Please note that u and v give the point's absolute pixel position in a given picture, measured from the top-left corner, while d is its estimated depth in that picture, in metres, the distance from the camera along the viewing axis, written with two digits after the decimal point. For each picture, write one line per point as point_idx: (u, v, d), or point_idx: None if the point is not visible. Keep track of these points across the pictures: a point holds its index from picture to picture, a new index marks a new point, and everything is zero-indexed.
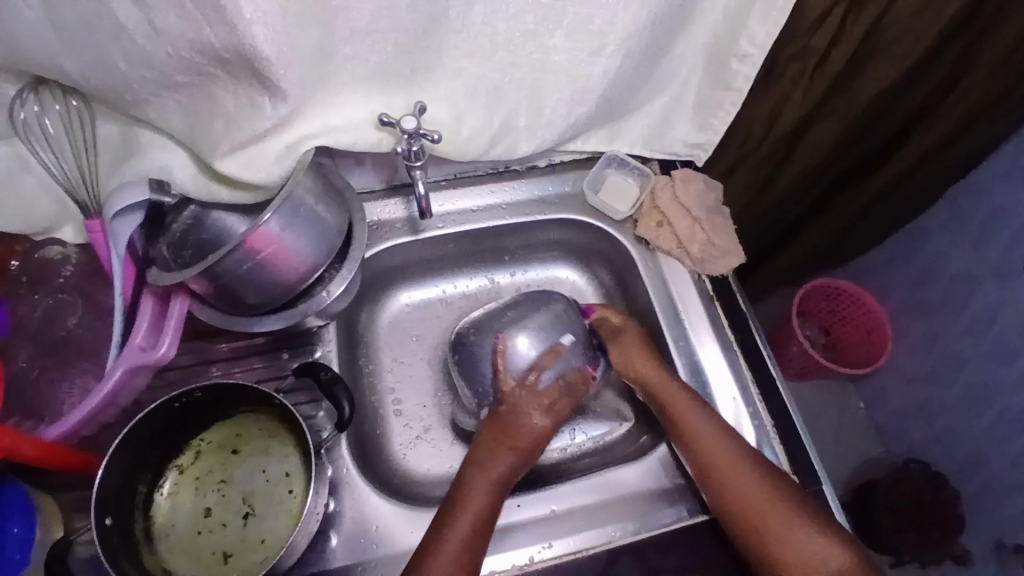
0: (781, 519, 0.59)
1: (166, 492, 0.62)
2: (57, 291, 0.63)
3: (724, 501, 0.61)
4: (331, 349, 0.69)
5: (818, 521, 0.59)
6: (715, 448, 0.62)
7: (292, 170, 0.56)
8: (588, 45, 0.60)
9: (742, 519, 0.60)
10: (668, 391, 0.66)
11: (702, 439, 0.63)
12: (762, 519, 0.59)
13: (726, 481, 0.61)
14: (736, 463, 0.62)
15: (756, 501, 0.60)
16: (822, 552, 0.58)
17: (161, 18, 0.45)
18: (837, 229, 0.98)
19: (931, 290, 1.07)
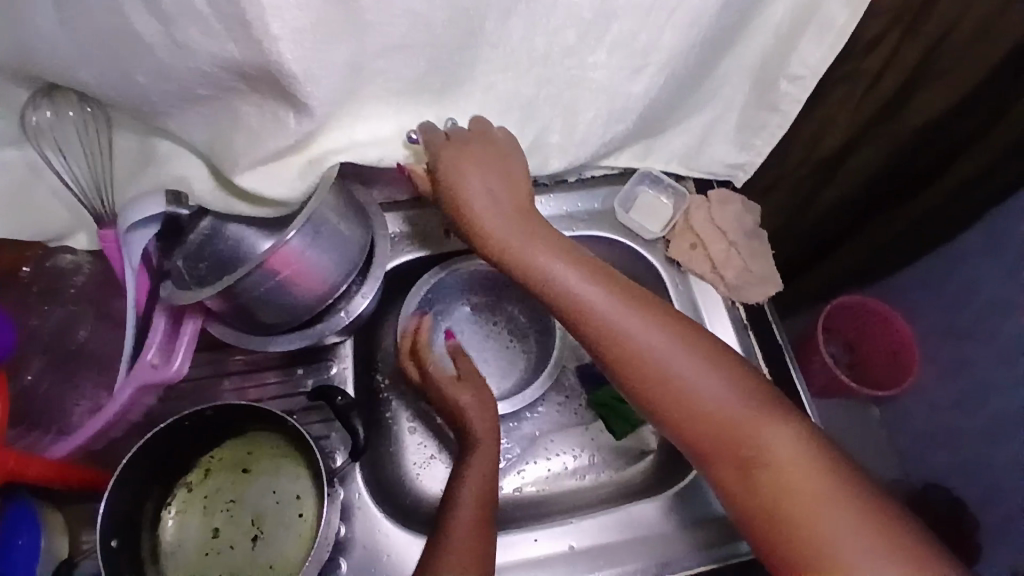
0: (704, 394, 0.54)
1: (174, 511, 0.60)
2: (67, 304, 0.62)
3: (643, 389, 0.55)
4: (347, 367, 0.67)
5: (727, 377, 0.54)
6: (622, 323, 0.54)
7: (315, 187, 0.53)
8: (632, 63, 0.56)
9: (667, 406, 0.54)
10: (565, 269, 0.55)
11: (602, 313, 0.54)
12: (686, 401, 0.54)
13: (640, 368, 0.54)
14: (652, 338, 0.54)
15: (679, 383, 0.54)
16: (738, 415, 0.53)
17: (182, 32, 0.42)
18: (864, 257, 0.93)
19: (962, 315, 1.01)
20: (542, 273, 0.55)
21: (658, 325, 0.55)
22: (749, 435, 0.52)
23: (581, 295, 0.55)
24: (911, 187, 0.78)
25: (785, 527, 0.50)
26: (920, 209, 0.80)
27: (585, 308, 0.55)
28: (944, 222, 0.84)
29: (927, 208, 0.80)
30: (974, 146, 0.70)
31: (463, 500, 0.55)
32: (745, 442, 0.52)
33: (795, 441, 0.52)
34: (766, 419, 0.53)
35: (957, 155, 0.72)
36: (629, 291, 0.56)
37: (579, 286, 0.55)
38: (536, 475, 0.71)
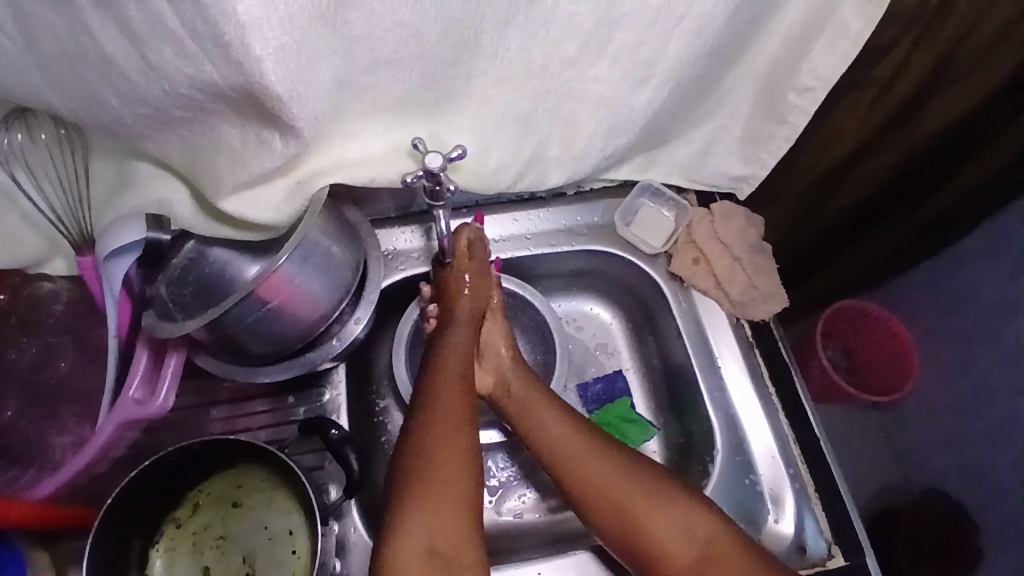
0: (679, 533, 0.55)
1: (162, 549, 0.58)
2: (46, 334, 0.59)
3: (620, 530, 0.56)
4: (340, 394, 0.64)
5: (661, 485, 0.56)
6: (595, 473, 0.57)
7: (304, 209, 0.50)
8: (634, 75, 0.54)
9: (643, 545, 0.55)
10: (551, 425, 0.59)
11: (584, 462, 0.57)
12: (662, 538, 0.55)
13: (616, 507, 0.56)
14: (622, 482, 0.56)
15: (653, 521, 0.55)
16: (684, 523, 0.55)
17: (153, 52, 0.39)
18: (860, 265, 0.92)
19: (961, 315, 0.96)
20: (541, 434, 0.59)
21: (630, 471, 0.57)
22: (686, 538, 0.55)
23: (566, 449, 0.58)
24: (920, 196, 0.77)
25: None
26: (934, 210, 0.79)
27: (569, 456, 0.58)
28: (936, 227, 0.84)
29: (939, 209, 0.79)
30: (982, 152, 0.70)
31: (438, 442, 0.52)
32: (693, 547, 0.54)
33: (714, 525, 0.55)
34: (704, 515, 0.55)
35: (966, 162, 0.72)
36: (601, 447, 0.58)
37: (561, 436, 0.59)
38: (538, 500, 0.69)
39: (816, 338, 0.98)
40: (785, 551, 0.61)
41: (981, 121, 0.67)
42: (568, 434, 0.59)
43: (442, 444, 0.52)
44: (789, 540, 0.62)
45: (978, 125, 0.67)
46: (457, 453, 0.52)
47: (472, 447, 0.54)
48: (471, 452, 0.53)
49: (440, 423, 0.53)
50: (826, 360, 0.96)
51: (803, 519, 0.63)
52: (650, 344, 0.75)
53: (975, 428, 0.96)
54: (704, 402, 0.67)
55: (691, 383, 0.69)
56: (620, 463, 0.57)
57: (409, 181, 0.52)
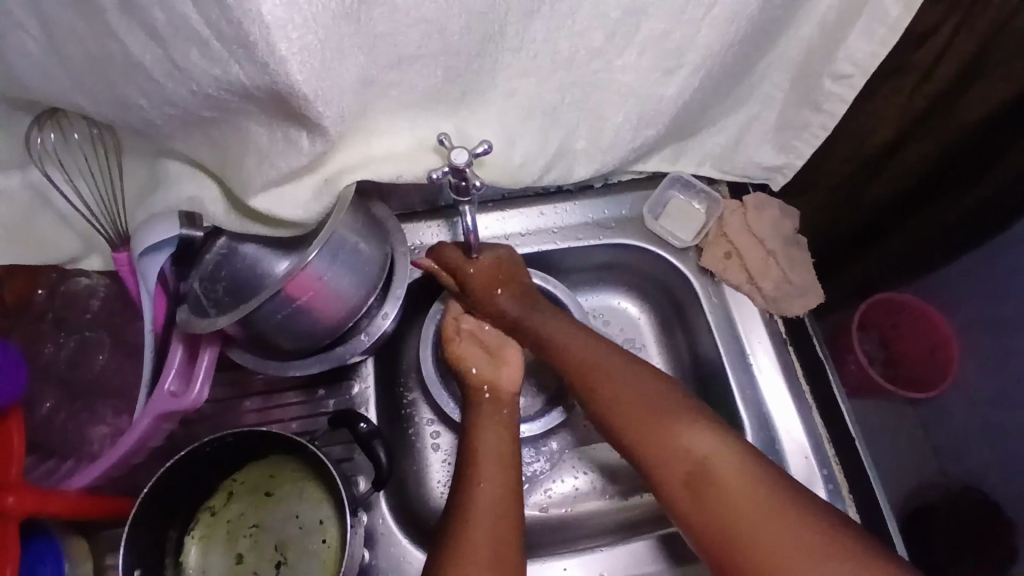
0: (688, 448, 0.53)
1: (197, 536, 0.59)
2: (85, 330, 0.62)
3: (642, 445, 0.55)
4: (369, 386, 0.65)
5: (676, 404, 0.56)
6: (626, 395, 0.57)
7: (331, 207, 0.50)
8: (663, 64, 0.53)
9: (664, 458, 0.54)
10: (590, 373, 0.59)
11: (620, 386, 0.57)
12: (678, 450, 0.53)
13: (644, 419, 0.55)
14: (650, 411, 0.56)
15: (670, 433, 0.54)
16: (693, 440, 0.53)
17: (181, 55, 0.40)
18: (897, 259, 0.89)
19: (1003, 308, 0.91)
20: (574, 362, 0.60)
21: (656, 390, 0.56)
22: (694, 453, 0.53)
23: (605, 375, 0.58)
24: (949, 189, 0.73)
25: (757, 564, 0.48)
26: (964, 206, 0.75)
27: (605, 380, 0.58)
28: (981, 218, 0.78)
29: (969, 205, 0.75)
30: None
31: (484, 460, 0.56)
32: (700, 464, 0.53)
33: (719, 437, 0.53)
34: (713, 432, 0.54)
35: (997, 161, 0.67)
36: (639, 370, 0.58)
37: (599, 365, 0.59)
38: (564, 495, 0.69)
39: (851, 330, 0.95)
40: None
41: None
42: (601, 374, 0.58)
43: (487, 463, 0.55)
44: None
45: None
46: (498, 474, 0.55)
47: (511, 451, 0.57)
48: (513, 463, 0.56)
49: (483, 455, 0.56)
50: (863, 355, 0.93)
51: None
52: (679, 339, 0.74)
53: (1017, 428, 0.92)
54: (734, 399, 0.66)
55: (721, 380, 0.67)
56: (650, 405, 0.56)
57: (434, 177, 0.52)
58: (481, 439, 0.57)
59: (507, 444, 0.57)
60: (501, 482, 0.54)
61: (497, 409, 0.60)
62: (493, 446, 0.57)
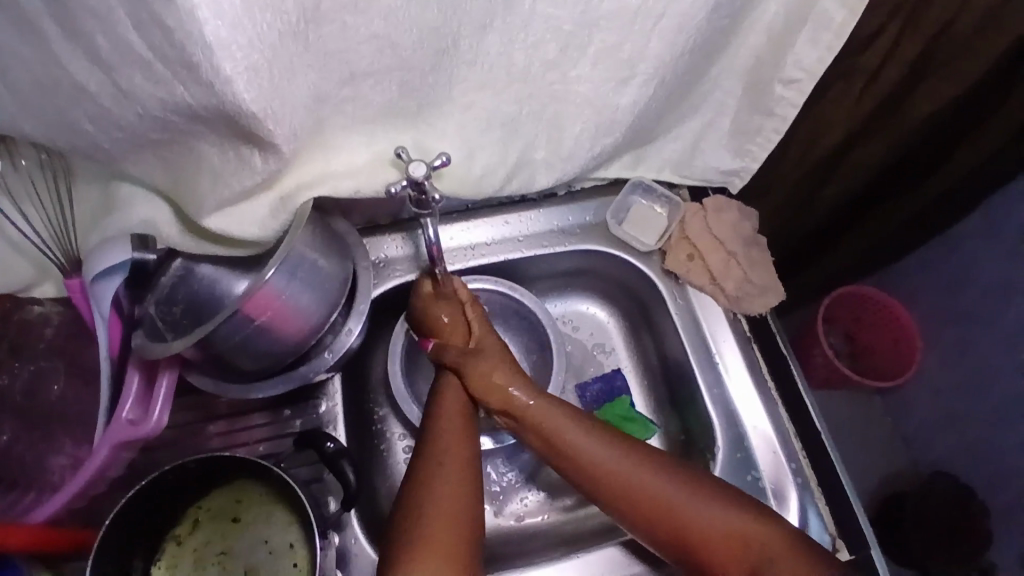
0: (729, 538, 0.54)
1: (163, 566, 0.58)
2: (38, 358, 0.60)
3: (667, 535, 0.55)
4: (336, 404, 0.64)
5: (698, 488, 0.55)
6: (612, 468, 0.56)
7: (287, 225, 0.50)
8: (618, 74, 0.53)
9: (688, 537, 0.55)
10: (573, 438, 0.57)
11: (591, 448, 0.57)
12: (707, 534, 0.54)
13: (667, 513, 0.55)
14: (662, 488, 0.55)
15: (701, 522, 0.54)
16: (722, 524, 0.54)
17: (123, 77, 0.39)
18: (857, 255, 0.92)
19: (958, 299, 0.94)
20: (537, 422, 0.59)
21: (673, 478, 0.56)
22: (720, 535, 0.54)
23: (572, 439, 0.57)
24: (910, 184, 0.76)
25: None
26: (927, 196, 0.78)
27: (580, 449, 0.57)
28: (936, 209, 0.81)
29: (932, 194, 0.78)
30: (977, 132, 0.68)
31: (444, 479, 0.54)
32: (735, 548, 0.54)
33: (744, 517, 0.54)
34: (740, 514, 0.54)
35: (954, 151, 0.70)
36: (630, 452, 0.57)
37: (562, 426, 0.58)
38: (540, 503, 0.69)
39: (816, 325, 0.97)
40: None
41: (974, 99, 0.64)
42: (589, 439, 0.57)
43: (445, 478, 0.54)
44: None
45: (969, 107, 0.65)
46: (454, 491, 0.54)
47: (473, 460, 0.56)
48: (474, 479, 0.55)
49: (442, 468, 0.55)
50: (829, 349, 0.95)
51: (806, 514, 0.62)
52: (647, 341, 0.74)
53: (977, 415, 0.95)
54: (702, 399, 0.66)
55: (690, 381, 0.68)
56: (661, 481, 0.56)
57: (392, 192, 0.51)
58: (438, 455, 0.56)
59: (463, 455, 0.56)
60: (459, 498, 0.53)
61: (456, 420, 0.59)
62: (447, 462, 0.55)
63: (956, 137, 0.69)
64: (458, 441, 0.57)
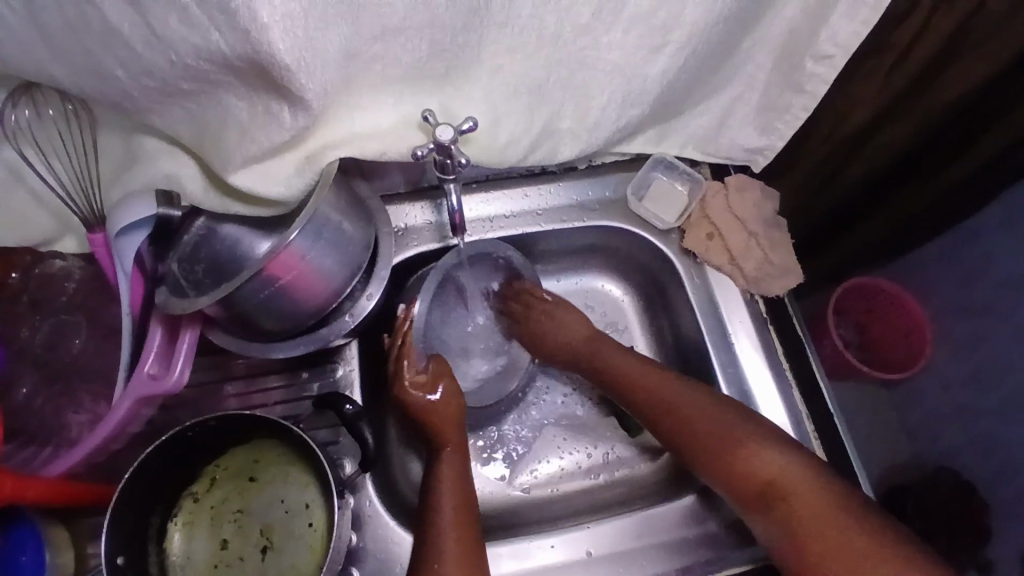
0: (767, 457, 0.56)
1: (180, 522, 0.58)
2: (60, 312, 0.60)
3: (705, 453, 0.59)
4: (353, 369, 0.64)
5: (751, 419, 0.58)
6: (671, 398, 0.61)
7: (315, 183, 0.50)
8: (650, 41, 0.53)
9: (731, 463, 0.57)
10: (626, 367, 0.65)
11: (655, 385, 0.63)
12: (749, 457, 0.56)
13: (714, 436, 0.58)
14: (710, 415, 0.59)
15: (749, 447, 0.57)
16: (762, 450, 0.56)
17: (159, 21, 0.39)
18: (870, 242, 0.91)
19: (974, 292, 0.94)
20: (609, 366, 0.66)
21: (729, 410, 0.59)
22: (763, 465, 0.56)
23: (631, 376, 0.65)
24: (922, 171, 0.75)
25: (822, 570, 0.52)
26: (937, 188, 0.77)
27: (636, 378, 0.64)
28: (960, 198, 0.79)
29: (942, 187, 0.77)
30: (998, 124, 0.66)
31: (444, 508, 0.55)
32: (770, 471, 0.56)
33: (786, 452, 0.56)
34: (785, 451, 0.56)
35: (970, 143, 0.70)
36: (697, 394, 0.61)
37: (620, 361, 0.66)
38: (550, 476, 0.70)
39: (828, 311, 0.96)
40: None
41: (1011, 77, 0.62)
42: (640, 367, 0.65)
43: (445, 515, 0.54)
44: None
45: (1008, 87, 0.63)
46: (459, 523, 0.54)
47: (466, 491, 0.57)
48: (468, 507, 0.56)
49: (443, 515, 0.54)
50: (837, 336, 0.96)
51: None
52: (662, 320, 0.75)
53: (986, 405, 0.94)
54: (716, 377, 0.67)
55: (705, 359, 0.68)
56: (708, 406, 0.60)
57: (419, 154, 0.51)
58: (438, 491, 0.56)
59: (458, 469, 0.58)
60: (459, 540, 0.53)
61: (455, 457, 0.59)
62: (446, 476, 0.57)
63: (971, 127, 0.68)
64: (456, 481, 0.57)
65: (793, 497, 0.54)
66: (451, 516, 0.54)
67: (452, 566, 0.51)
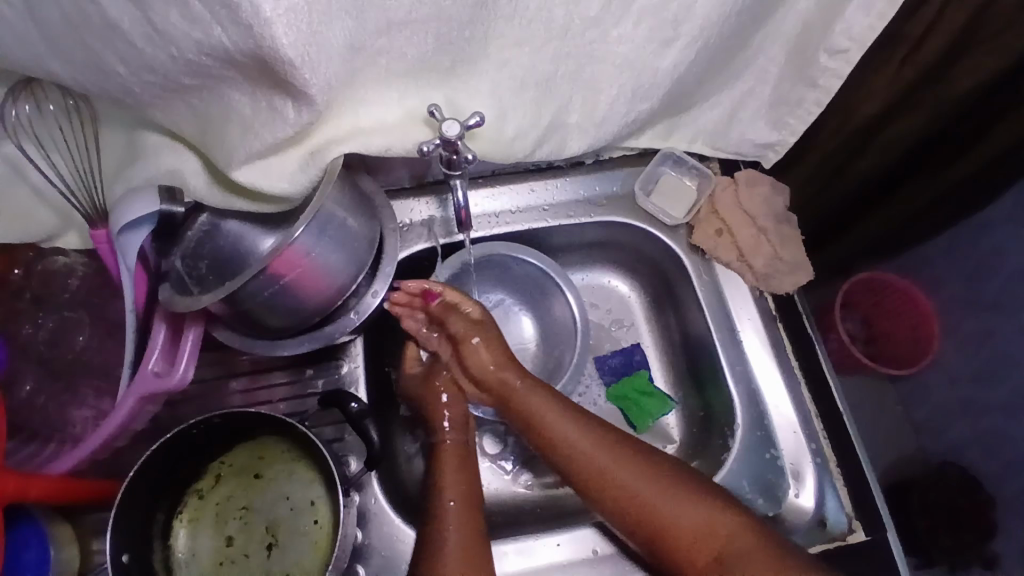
0: (691, 521, 0.54)
1: (185, 519, 0.58)
2: (63, 309, 0.60)
3: (633, 521, 0.56)
4: (358, 366, 0.64)
5: (670, 477, 0.56)
6: (581, 447, 0.58)
7: (319, 179, 0.49)
8: (660, 35, 0.52)
9: (660, 530, 0.55)
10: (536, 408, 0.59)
11: (576, 439, 0.58)
12: (674, 522, 0.54)
13: (638, 501, 0.55)
14: (634, 476, 0.56)
15: (671, 510, 0.55)
16: (685, 512, 0.54)
17: (160, 16, 0.38)
18: (880, 236, 0.90)
19: (985, 288, 0.93)
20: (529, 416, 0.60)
21: (652, 465, 0.57)
22: (689, 527, 0.54)
23: (553, 425, 0.59)
24: (937, 164, 0.74)
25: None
26: (951, 180, 0.75)
27: (563, 435, 0.58)
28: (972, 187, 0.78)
29: (956, 179, 0.75)
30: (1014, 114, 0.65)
31: (450, 501, 0.55)
32: (698, 536, 0.54)
33: (706, 511, 0.54)
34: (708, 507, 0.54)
35: (983, 134, 0.68)
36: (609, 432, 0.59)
37: (547, 412, 0.59)
38: (555, 472, 0.70)
39: (835, 307, 0.96)
40: (807, 526, 0.61)
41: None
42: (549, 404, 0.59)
43: (449, 509, 0.54)
44: (811, 513, 0.61)
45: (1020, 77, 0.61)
46: (465, 519, 0.54)
47: (472, 491, 0.56)
48: (474, 503, 0.55)
49: (448, 510, 0.54)
50: (845, 332, 0.95)
51: (824, 493, 0.62)
52: (669, 316, 0.74)
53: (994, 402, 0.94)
54: (724, 375, 0.66)
55: (712, 356, 0.67)
56: (614, 459, 0.57)
57: (425, 150, 0.51)
58: (444, 484, 0.56)
59: (461, 453, 0.59)
60: (467, 536, 0.53)
61: (456, 449, 0.59)
62: (449, 472, 0.57)
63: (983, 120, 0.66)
64: (459, 475, 0.57)
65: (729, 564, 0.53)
66: (458, 512, 0.54)
67: (457, 560, 0.51)
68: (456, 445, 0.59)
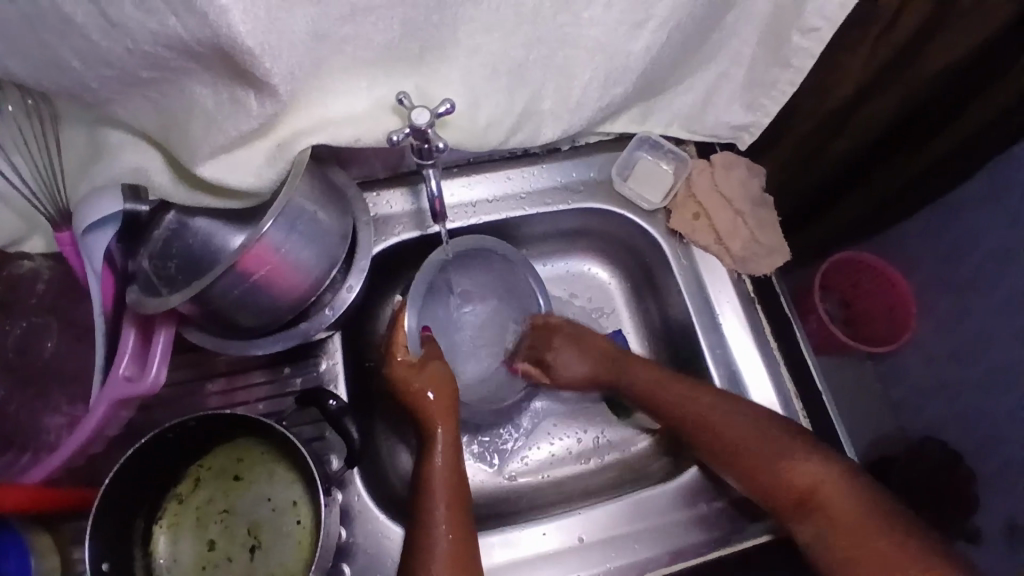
0: (797, 467, 0.56)
1: (164, 524, 0.57)
2: (30, 314, 0.58)
3: (738, 465, 0.58)
4: (337, 362, 0.63)
5: (780, 426, 0.58)
6: (695, 402, 0.61)
7: (287, 173, 0.48)
8: (632, 17, 0.51)
9: (764, 475, 0.57)
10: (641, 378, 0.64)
11: (683, 398, 0.61)
12: (782, 469, 0.56)
13: (746, 450, 0.58)
14: (747, 425, 0.58)
15: (781, 458, 0.57)
16: (793, 460, 0.56)
17: (114, 9, 0.37)
18: (847, 221, 0.91)
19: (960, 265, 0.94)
20: (650, 395, 0.64)
21: (760, 419, 0.59)
22: (797, 474, 0.56)
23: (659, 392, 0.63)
24: (910, 144, 0.74)
25: (856, 574, 0.51)
26: (922, 162, 0.76)
27: (662, 397, 0.63)
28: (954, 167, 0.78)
29: (928, 161, 0.76)
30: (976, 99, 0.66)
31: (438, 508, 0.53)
32: (804, 482, 0.56)
33: (812, 462, 0.56)
34: (817, 460, 0.56)
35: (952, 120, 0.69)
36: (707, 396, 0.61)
37: (664, 390, 0.63)
38: (539, 463, 0.70)
39: (813, 287, 0.96)
40: None
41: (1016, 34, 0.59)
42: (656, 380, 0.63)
43: (435, 503, 0.54)
44: None
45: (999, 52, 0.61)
46: (454, 517, 0.53)
47: (460, 485, 0.56)
48: (462, 501, 0.55)
49: (432, 511, 0.53)
50: (823, 312, 0.96)
51: None
52: (650, 301, 0.74)
53: (970, 377, 0.95)
54: (705, 359, 0.66)
55: (692, 340, 0.68)
56: (728, 405, 0.60)
57: (396, 140, 0.50)
58: (430, 482, 0.55)
59: (449, 443, 0.57)
60: (454, 533, 0.52)
61: (446, 439, 0.58)
62: (440, 459, 0.56)
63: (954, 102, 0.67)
64: (448, 473, 0.55)
65: (825, 509, 0.54)
66: (441, 509, 0.53)
67: (443, 564, 0.51)
68: (446, 438, 0.58)
